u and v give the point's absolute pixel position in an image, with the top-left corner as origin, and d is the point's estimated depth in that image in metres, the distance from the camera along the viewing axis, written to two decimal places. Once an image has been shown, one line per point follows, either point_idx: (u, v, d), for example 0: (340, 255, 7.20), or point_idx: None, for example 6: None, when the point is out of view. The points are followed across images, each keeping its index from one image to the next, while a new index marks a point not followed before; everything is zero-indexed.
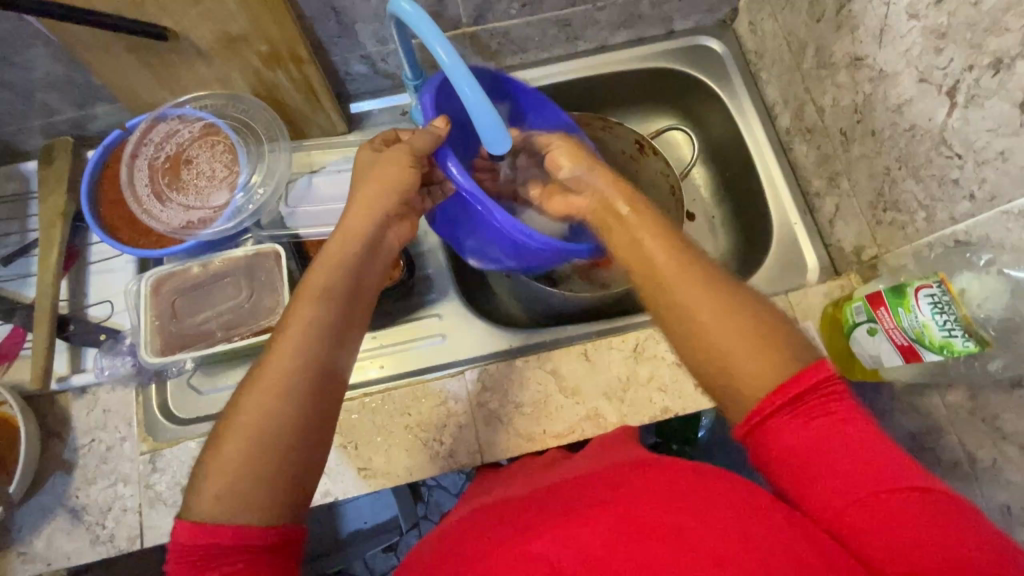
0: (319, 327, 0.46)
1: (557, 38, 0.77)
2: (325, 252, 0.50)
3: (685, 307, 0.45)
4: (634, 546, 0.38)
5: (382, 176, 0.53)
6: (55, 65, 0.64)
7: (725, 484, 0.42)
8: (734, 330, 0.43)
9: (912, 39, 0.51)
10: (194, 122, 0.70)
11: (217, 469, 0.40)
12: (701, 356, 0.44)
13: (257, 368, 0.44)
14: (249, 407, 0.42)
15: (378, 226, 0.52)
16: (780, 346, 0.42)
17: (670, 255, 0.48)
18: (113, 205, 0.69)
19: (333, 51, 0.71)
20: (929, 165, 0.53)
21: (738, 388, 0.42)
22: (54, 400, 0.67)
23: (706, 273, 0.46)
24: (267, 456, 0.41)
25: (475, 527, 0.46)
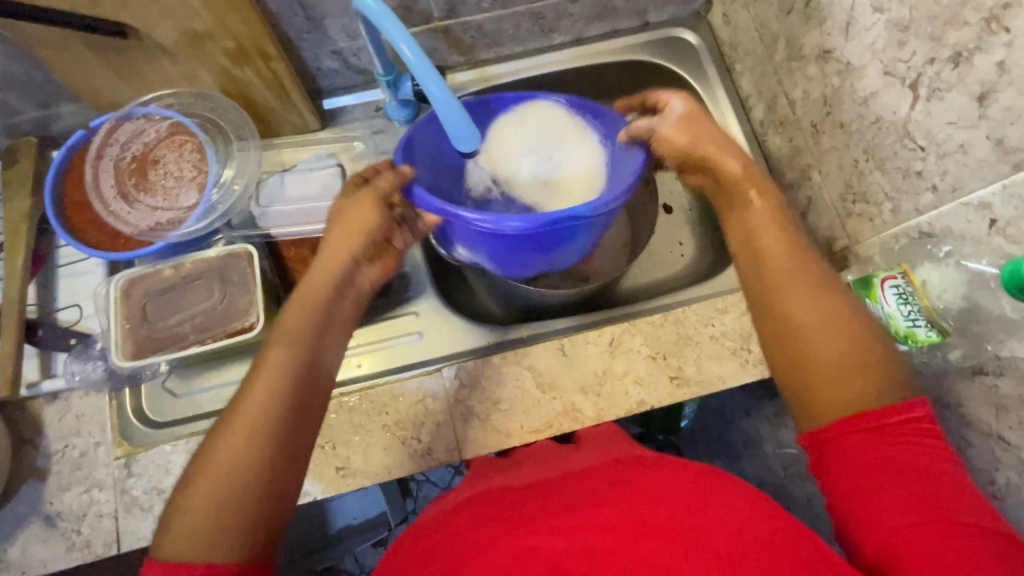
0: (291, 365, 0.46)
1: (531, 32, 0.77)
2: (299, 290, 0.51)
3: (784, 306, 0.46)
4: (632, 541, 0.39)
5: (354, 218, 0.53)
6: (14, 64, 0.62)
7: (713, 495, 0.42)
8: (835, 341, 0.43)
9: (877, 32, 0.51)
10: (160, 121, 0.68)
11: (191, 502, 0.40)
12: (785, 354, 0.45)
13: (233, 403, 0.44)
14: (226, 444, 0.42)
15: (345, 271, 0.52)
16: (878, 374, 0.42)
17: (782, 252, 0.48)
18: (78, 208, 0.67)
19: (303, 46, 0.70)
20: (895, 157, 0.53)
21: (819, 398, 0.43)
22: (26, 406, 0.66)
23: (824, 280, 0.46)
24: (236, 494, 0.41)
25: (462, 520, 0.46)
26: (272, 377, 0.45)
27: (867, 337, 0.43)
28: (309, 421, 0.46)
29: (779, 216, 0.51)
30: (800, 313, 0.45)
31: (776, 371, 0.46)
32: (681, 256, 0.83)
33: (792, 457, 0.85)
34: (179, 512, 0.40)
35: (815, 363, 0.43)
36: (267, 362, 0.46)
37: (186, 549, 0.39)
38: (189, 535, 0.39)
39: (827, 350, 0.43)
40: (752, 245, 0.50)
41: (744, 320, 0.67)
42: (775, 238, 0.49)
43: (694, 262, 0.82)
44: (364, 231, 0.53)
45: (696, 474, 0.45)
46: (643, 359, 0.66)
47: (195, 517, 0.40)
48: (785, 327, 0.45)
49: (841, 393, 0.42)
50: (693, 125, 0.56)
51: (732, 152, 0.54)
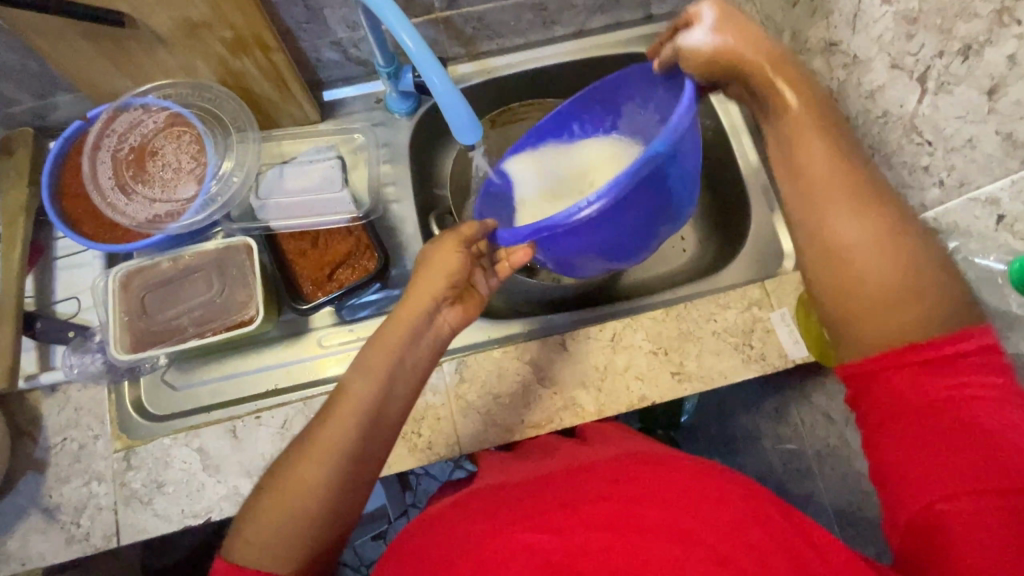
0: (363, 404, 0.47)
1: (533, 23, 0.76)
2: (381, 331, 0.50)
3: (826, 228, 0.44)
4: (630, 540, 0.38)
5: (437, 263, 0.52)
6: (9, 53, 0.61)
7: (716, 490, 0.42)
8: (887, 264, 0.42)
9: (884, 25, 0.50)
10: (158, 111, 0.67)
11: (261, 518, 0.44)
12: (834, 279, 0.44)
13: (309, 430, 0.47)
14: (297, 471, 0.45)
15: (426, 315, 0.51)
16: (941, 294, 0.41)
17: (833, 175, 0.45)
18: (75, 200, 0.67)
19: (302, 37, 0.69)
20: (901, 152, 0.53)
21: (861, 323, 0.43)
22: (24, 398, 0.66)
23: (877, 198, 0.44)
24: (295, 513, 0.44)
25: (480, 504, 0.46)
26: (346, 416, 0.46)
27: (923, 255, 0.42)
28: (374, 451, 0.48)
29: (825, 132, 0.47)
30: (849, 235, 0.43)
31: (813, 293, 0.46)
32: (683, 251, 0.82)
33: (792, 452, 0.85)
34: (247, 522, 0.44)
35: (868, 287, 0.42)
36: (345, 398, 0.47)
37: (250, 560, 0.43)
38: (254, 547, 0.43)
39: (881, 272, 0.42)
40: (807, 172, 0.46)
41: (747, 315, 0.67)
42: (824, 160, 0.46)
43: (696, 257, 0.81)
44: (447, 277, 0.51)
45: (697, 468, 0.45)
46: (644, 354, 0.66)
47: (265, 532, 0.44)
48: (835, 250, 0.44)
49: (895, 319, 0.41)
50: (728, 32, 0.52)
51: (762, 50, 0.51)
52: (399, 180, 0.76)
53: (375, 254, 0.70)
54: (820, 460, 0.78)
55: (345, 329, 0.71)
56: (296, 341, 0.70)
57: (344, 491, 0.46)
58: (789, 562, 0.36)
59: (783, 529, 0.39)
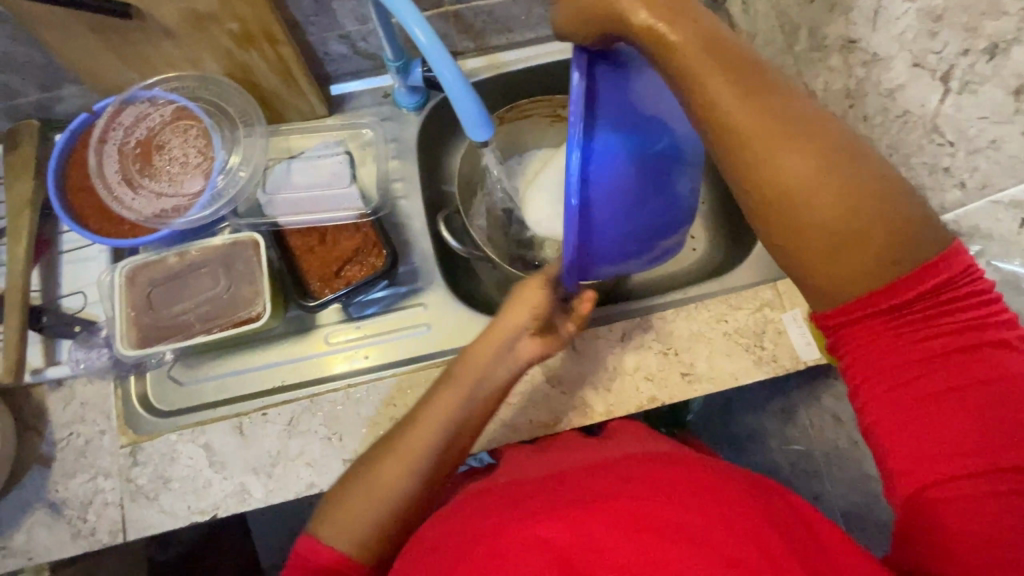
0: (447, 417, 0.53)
1: (543, 17, 0.75)
2: (468, 354, 0.55)
3: (765, 172, 0.38)
4: (640, 539, 0.37)
5: (524, 298, 0.56)
6: (13, 44, 0.61)
7: (733, 493, 0.41)
8: (833, 201, 0.36)
9: (906, 22, 0.49)
10: (165, 105, 0.67)
11: (349, 505, 0.50)
12: (785, 228, 0.38)
13: (396, 433, 0.53)
14: (383, 468, 0.51)
15: (506, 344, 0.56)
16: (901, 217, 0.36)
17: (757, 109, 0.38)
18: (81, 193, 0.66)
19: (310, 30, 0.68)
20: (921, 152, 0.52)
21: (824, 277, 0.38)
22: (30, 392, 0.66)
23: (803, 122, 0.38)
24: (377, 503, 0.50)
25: (486, 501, 0.46)
26: (431, 426, 0.52)
27: (870, 173, 0.37)
28: (449, 461, 0.53)
29: (731, 64, 0.39)
30: (791, 176, 0.37)
31: (769, 249, 0.40)
32: (692, 250, 0.81)
33: (799, 454, 0.84)
34: (332, 507, 0.50)
35: (826, 232, 0.37)
36: (431, 409, 0.53)
37: (332, 539, 0.49)
38: (337, 529, 0.49)
39: (832, 209, 0.36)
40: (733, 123, 0.38)
41: (758, 316, 0.66)
42: (745, 97, 0.38)
43: (705, 256, 0.81)
44: (531, 312, 0.56)
45: (712, 469, 0.44)
46: (654, 355, 0.65)
47: (349, 518, 0.49)
48: (778, 197, 0.37)
49: (857, 261, 0.37)
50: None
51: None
52: (407, 176, 0.75)
53: (382, 251, 0.69)
54: (828, 462, 0.77)
55: (352, 326, 0.70)
56: (303, 337, 0.70)
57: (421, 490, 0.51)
58: (803, 564, 0.36)
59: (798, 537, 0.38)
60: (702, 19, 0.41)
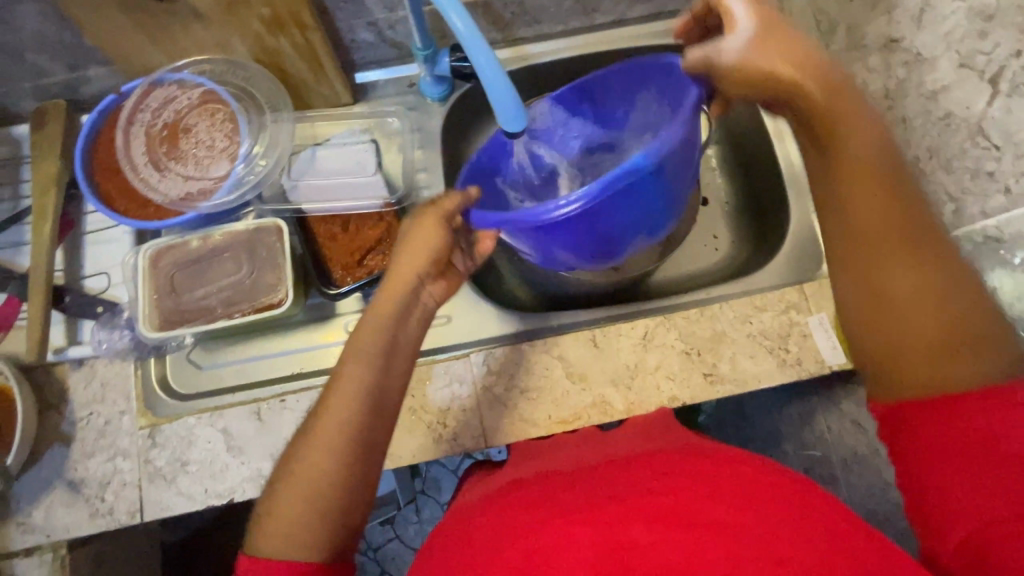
0: (360, 386, 0.46)
1: (573, 10, 0.74)
2: (371, 311, 0.49)
3: (881, 272, 0.44)
4: (684, 535, 0.37)
5: (418, 240, 0.50)
6: (44, 23, 0.60)
7: (770, 493, 0.40)
8: (930, 314, 0.42)
9: (956, 21, 0.48)
10: (193, 88, 0.67)
11: (278, 504, 0.44)
12: (881, 324, 0.44)
13: (309, 423, 0.47)
14: (307, 455, 0.45)
15: (412, 291, 0.50)
16: (976, 357, 0.41)
17: (877, 201, 0.45)
18: (108, 173, 0.66)
19: (339, 17, 0.67)
20: (963, 156, 0.50)
21: (908, 375, 0.43)
22: (51, 371, 0.66)
23: (922, 244, 0.43)
24: (312, 495, 0.44)
25: (523, 496, 0.45)
26: (345, 401, 0.46)
27: (961, 313, 0.42)
28: (379, 432, 0.47)
29: (878, 167, 0.45)
30: (886, 272, 0.44)
31: (862, 335, 0.46)
32: (715, 250, 0.80)
33: (815, 459, 0.83)
34: (264, 518, 0.45)
35: (922, 339, 0.42)
36: (340, 383, 0.47)
37: (270, 552, 0.43)
38: (275, 537, 0.44)
39: (927, 325, 0.42)
40: (845, 213, 0.46)
41: (784, 319, 0.65)
42: (872, 197, 0.45)
43: (728, 257, 0.79)
44: (428, 256, 0.49)
45: (747, 469, 0.43)
46: (676, 354, 0.65)
47: (285, 513, 0.44)
48: (870, 285, 0.45)
49: (923, 368, 0.42)
50: (768, 44, 0.47)
51: (821, 80, 0.46)
52: (431, 166, 0.75)
53: None
54: (845, 468, 0.77)
55: None
56: (321, 325, 0.70)
57: (356, 474, 0.45)
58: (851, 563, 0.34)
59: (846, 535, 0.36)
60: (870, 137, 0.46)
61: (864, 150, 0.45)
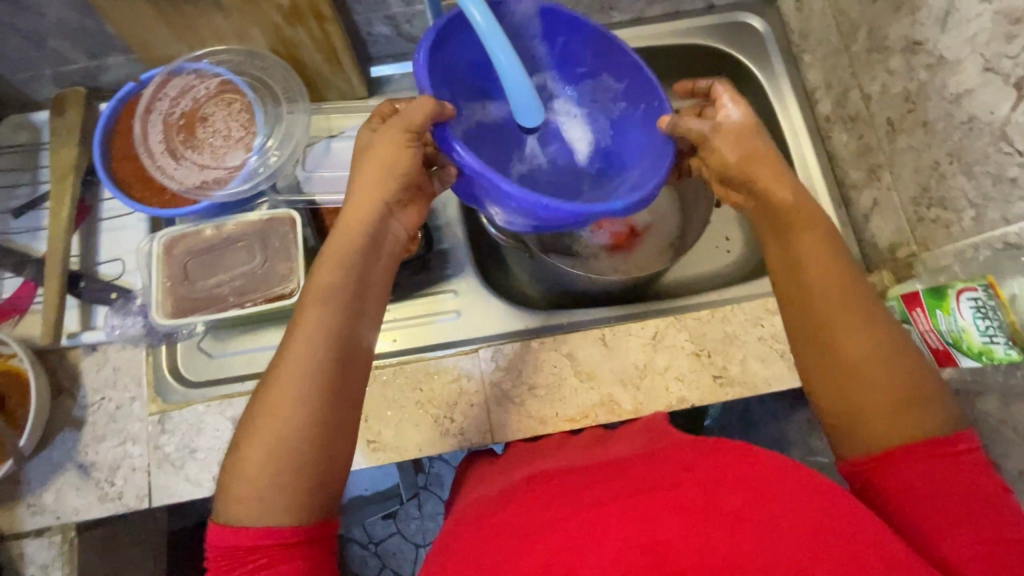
0: (325, 319, 0.46)
1: (591, 8, 0.74)
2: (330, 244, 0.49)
3: (841, 337, 0.45)
4: (713, 532, 0.36)
5: (379, 162, 0.49)
6: (67, 10, 0.61)
7: (791, 490, 0.39)
8: (890, 375, 0.44)
9: (981, 24, 0.47)
10: (211, 78, 0.67)
11: (249, 455, 0.43)
12: (845, 387, 0.45)
13: (273, 372, 0.45)
14: (274, 401, 0.43)
15: (378, 218, 0.50)
16: (920, 422, 0.43)
17: (826, 270, 0.47)
18: (126, 160, 0.67)
19: (356, 10, 0.67)
20: (985, 161, 0.49)
21: (872, 435, 0.44)
22: (65, 355, 0.67)
23: (874, 316, 0.46)
24: (286, 446, 0.42)
25: (540, 487, 0.45)
26: (311, 337, 0.45)
27: (908, 382, 0.44)
28: (352, 371, 0.46)
29: (830, 249, 0.48)
30: (845, 338, 0.45)
31: (825, 401, 0.46)
32: (727, 252, 0.80)
33: (822, 466, 0.82)
34: (234, 480, 0.43)
35: (885, 398, 0.44)
36: (302, 325, 0.46)
37: (248, 521, 0.42)
38: (245, 503, 0.42)
39: (888, 385, 0.44)
40: (801, 279, 0.48)
41: None
42: (822, 266, 0.48)
43: (740, 259, 0.79)
44: (393, 177, 0.50)
45: (763, 457, 0.42)
46: (686, 355, 0.64)
47: (257, 468, 0.42)
48: (826, 341, 0.46)
49: (872, 425, 0.44)
50: (745, 133, 0.52)
51: (784, 181, 0.51)
52: None
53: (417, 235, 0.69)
54: None
55: None
56: None
57: (332, 415, 0.44)
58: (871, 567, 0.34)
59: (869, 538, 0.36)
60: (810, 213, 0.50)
61: (816, 235, 0.49)
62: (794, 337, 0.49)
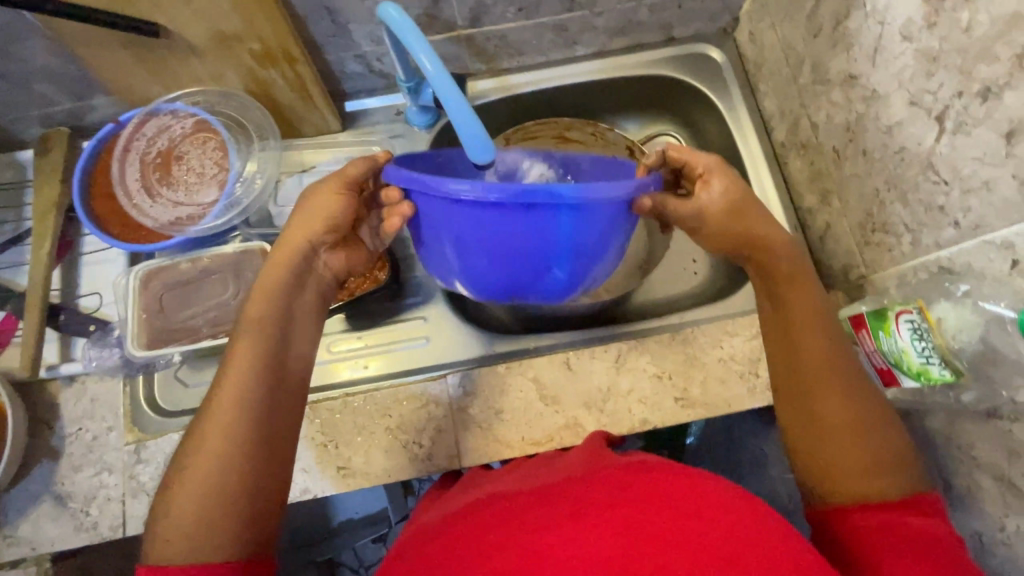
0: (245, 380, 0.48)
1: (554, 43, 0.77)
2: (260, 285, 0.52)
3: (818, 405, 0.49)
4: (634, 550, 0.38)
5: (316, 204, 0.53)
6: (50, 57, 0.64)
7: (710, 500, 0.41)
8: (861, 444, 0.47)
9: (905, 61, 0.50)
10: (186, 118, 0.70)
11: (176, 492, 0.45)
12: (817, 449, 0.48)
13: (201, 413, 0.49)
14: (203, 437, 0.47)
15: (305, 257, 0.53)
16: (885, 484, 0.46)
17: (813, 332, 0.51)
18: (104, 199, 0.69)
19: (327, 50, 0.71)
20: (918, 189, 0.52)
21: (831, 490, 0.47)
22: (44, 387, 0.68)
23: (860, 388, 0.49)
24: (211, 477, 0.45)
25: (493, 507, 0.47)
26: (240, 373, 0.48)
27: (895, 450, 0.47)
28: (274, 453, 0.48)
29: (822, 314, 0.52)
30: (825, 405, 0.49)
31: (795, 453, 0.50)
32: (694, 274, 0.82)
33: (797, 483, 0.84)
34: (162, 515, 0.45)
35: (855, 462, 0.47)
36: (234, 356, 0.49)
37: (170, 552, 0.44)
38: (170, 538, 0.44)
39: (859, 452, 0.47)
40: (787, 340, 0.52)
41: (754, 344, 0.66)
42: (814, 328, 0.51)
43: (707, 281, 0.81)
44: (324, 221, 0.53)
45: (689, 473, 0.45)
46: (648, 378, 0.66)
47: (183, 497, 0.45)
48: (811, 402, 0.49)
49: (838, 482, 0.47)
50: (740, 205, 0.54)
51: (784, 248, 0.54)
52: None
53: (385, 264, 0.71)
54: None
55: (355, 336, 0.71)
56: None
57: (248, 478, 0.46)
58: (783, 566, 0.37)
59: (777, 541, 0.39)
60: (801, 287, 0.53)
61: (809, 293, 0.53)
62: (776, 395, 0.52)
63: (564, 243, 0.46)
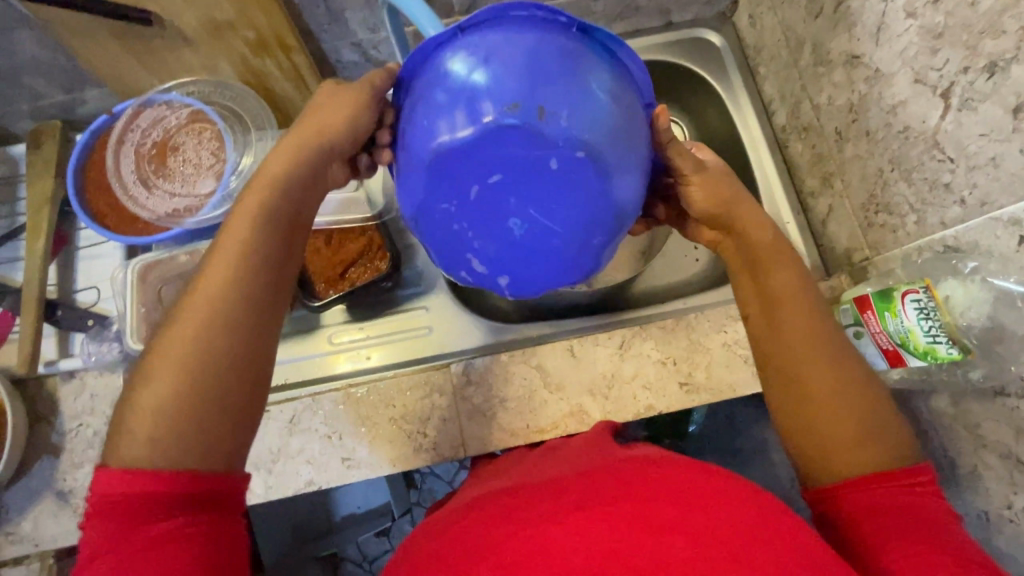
0: (239, 266, 0.44)
1: None
2: (263, 172, 0.48)
3: (804, 370, 0.47)
4: (644, 542, 0.38)
5: (342, 104, 0.49)
6: (41, 49, 0.63)
7: (719, 495, 0.41)
8: (848, 404, 0.46)
9: (909, 39, 0.50)
10: (181, 108, 0.68)
11: (150, 383, 0.41)
12: (807, 410, 0.46)
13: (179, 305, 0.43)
14: (179, 328, 0.42)
15: (320, 160, 0.49)
16: (875, 455, 0.45)
17: (792, 299, 0.49)
18: (99, 192, 0.68)
19: (322, 38, 0.69)
20: (922, 168, 0.51)
21: (830, 465, 0.45)
22: (42, 384, 0.67)
23: (839, 349, 0.47)
24: (194, 370, 0.41)
25: (504, 501, 0.46)
26: (227, 260, 0.44)
27: (879, 412, 0.46)
28: (260, 361, 0.44)
29: (799, 277, 0.51)
30: (809, 372, 0.47)
31: (785, 428, 0.48)
32: (695, 261, 0.81)
33: None
34: (128, 414, 0.40)
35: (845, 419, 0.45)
36: (225, 242, 0.45)
37: (141, 455, 0.39)
38: (137, 442, 0.39)
39: (846, 410, 0.45)
40: (768, 305, 0.50)
41: None
42: (794, 293, 0.49)
43: (708, 268, 0.80)
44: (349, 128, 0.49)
45: (698, 466, 0.45)
46: (653, 363, 0.66)
47: (156, 391, 0.40)
48: (797, 370, 0.47)
49: (833, 455, 0.45)
50: (716, 177, 0.53)
51: (761, 223, 0.53)
52: None
53: (386, 254, 0.70)
54: None
55: (355, 327, 0.71)
56: (305, 337, 0.70)
57: (227, 379, 0.41)
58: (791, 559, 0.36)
59: (786, 534, 0.39)
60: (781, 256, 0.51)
61: (786, 261, 0.51)
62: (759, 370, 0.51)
63: (555, 84, 0.38)
